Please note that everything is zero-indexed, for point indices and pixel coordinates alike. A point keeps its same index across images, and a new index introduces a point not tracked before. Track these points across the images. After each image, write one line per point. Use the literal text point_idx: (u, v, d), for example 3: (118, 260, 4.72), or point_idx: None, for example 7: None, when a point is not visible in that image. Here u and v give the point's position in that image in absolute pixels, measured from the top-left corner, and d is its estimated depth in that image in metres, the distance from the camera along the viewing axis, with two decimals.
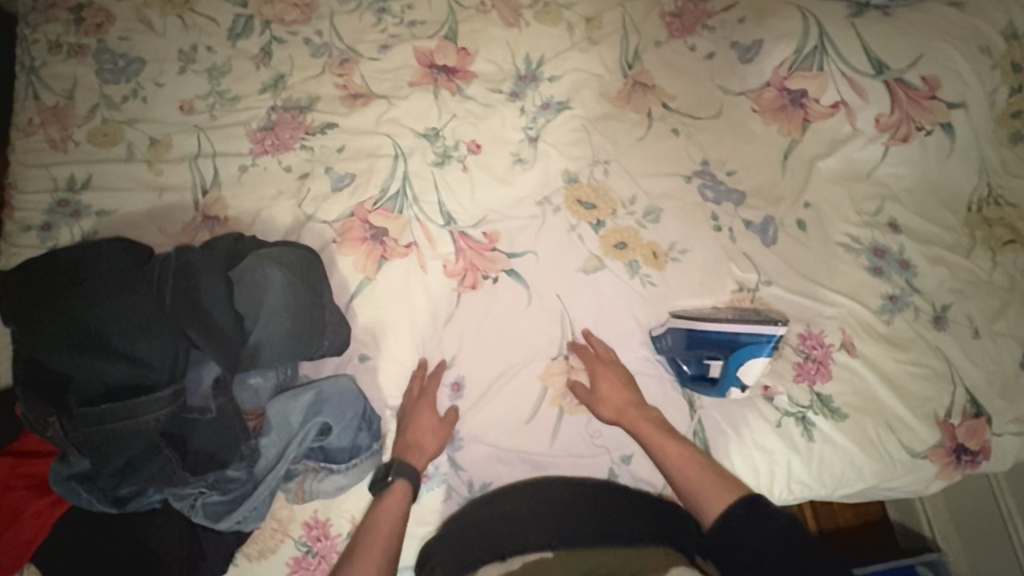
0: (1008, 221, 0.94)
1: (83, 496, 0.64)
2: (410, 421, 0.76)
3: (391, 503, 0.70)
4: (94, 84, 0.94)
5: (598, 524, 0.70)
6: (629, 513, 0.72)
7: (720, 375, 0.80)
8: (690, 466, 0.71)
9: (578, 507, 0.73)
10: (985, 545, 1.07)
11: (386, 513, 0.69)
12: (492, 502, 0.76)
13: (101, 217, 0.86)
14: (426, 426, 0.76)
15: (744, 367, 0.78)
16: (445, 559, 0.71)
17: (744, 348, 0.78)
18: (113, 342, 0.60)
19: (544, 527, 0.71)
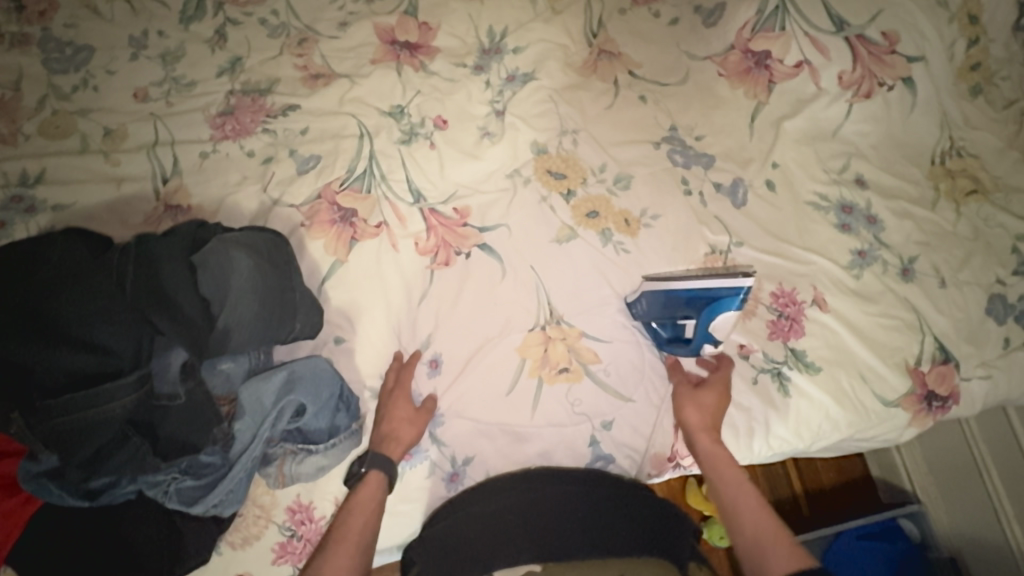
0: (970, 172, 0.95)
1: (54, 491, 0.62)
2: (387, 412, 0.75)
3: (367, 492, 0.69)
4: (42, 74, 0.91)
5: (589, 531, 0.67)
6: (623, 522, 0.69)
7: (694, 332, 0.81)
8: (758, 518, 0.65)
9: (573, 516, 0.70)
10: (962, 491, 1.10)
11: (362, 504, 0.68)
12: (477, 504, 0.73)
13: (57, 211, 0.82)
14: (403, 412, 0.75)
15: (715, 324, 0.80)
16: (426, 562, 0.67)
17: (715, 304, 0.79)
18: (71, 330, 0.58)
19: (532, 536, 0.67)
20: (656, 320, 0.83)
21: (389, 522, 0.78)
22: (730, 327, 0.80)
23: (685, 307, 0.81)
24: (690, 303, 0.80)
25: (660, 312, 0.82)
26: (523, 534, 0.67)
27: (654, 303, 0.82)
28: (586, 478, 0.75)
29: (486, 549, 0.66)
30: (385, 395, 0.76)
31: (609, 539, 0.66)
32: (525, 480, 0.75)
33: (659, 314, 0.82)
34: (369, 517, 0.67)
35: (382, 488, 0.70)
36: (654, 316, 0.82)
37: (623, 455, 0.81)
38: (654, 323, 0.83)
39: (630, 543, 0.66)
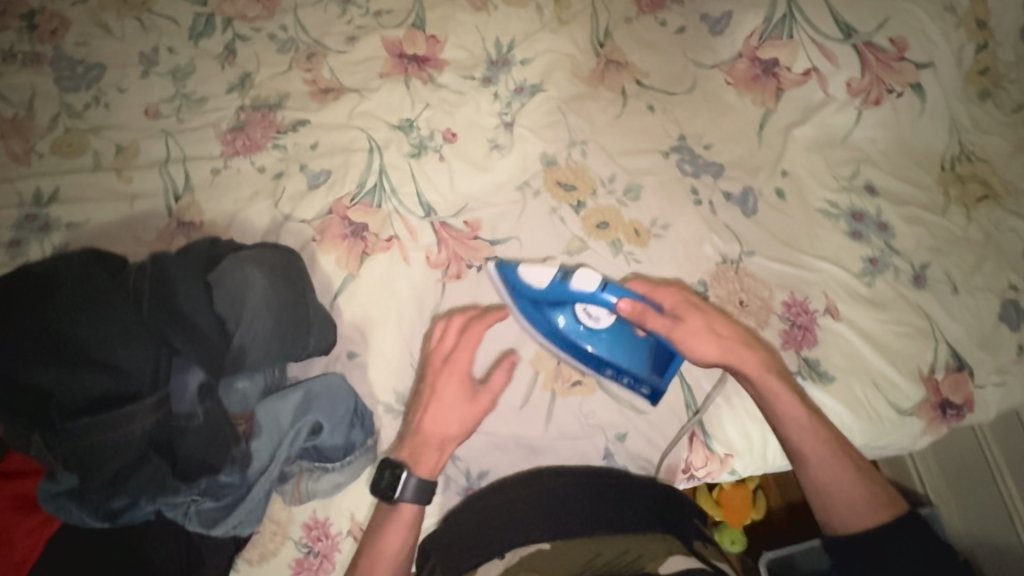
0: (980, 176, 0.95)
1: (74, 513, 0.62)
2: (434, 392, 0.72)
3: (393, 528, 0.69)
4: (54, 93, 0.92)
5: (594, 510, 0.69)
6: (624, 504, 0.70)
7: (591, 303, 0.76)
8: (836, 473, 0.72)
9: (572, 497, 0.71)
10: (976, 495, 1.10)
11: (389, 549, 0.68)
12: (495, 496, 0.73)
13: (72, 230, 0.83)
14: (449, 403, 0.72)
15: (537, 284, 0.78)
16: (445, 560, 0.68)
17: (518, 292, 0.80)
18: (91, 353, 0.59)
19: (542, 520, 0.68)
20: (644, 360, 0.79)
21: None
22: (541, 269, 0.79)
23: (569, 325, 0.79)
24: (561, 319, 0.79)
25: (604, 352, 0.79)
26: (535, 515, 0.69)
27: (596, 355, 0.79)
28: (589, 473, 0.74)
29: (501, 530, 0.68)
30: (439, 373, 0.73)
31: (609, 519, 0.68)
32: (533, 476, 0.75)
33: (618, 361, 0.79)
34: (394, 559, 0.68)
35: (409, 528, 0.69)
36: (637, 372, 0.79)
37: (638, 467, 0.81)
38: (650, 357, 0.79)
39: (633, 519, 0.69)
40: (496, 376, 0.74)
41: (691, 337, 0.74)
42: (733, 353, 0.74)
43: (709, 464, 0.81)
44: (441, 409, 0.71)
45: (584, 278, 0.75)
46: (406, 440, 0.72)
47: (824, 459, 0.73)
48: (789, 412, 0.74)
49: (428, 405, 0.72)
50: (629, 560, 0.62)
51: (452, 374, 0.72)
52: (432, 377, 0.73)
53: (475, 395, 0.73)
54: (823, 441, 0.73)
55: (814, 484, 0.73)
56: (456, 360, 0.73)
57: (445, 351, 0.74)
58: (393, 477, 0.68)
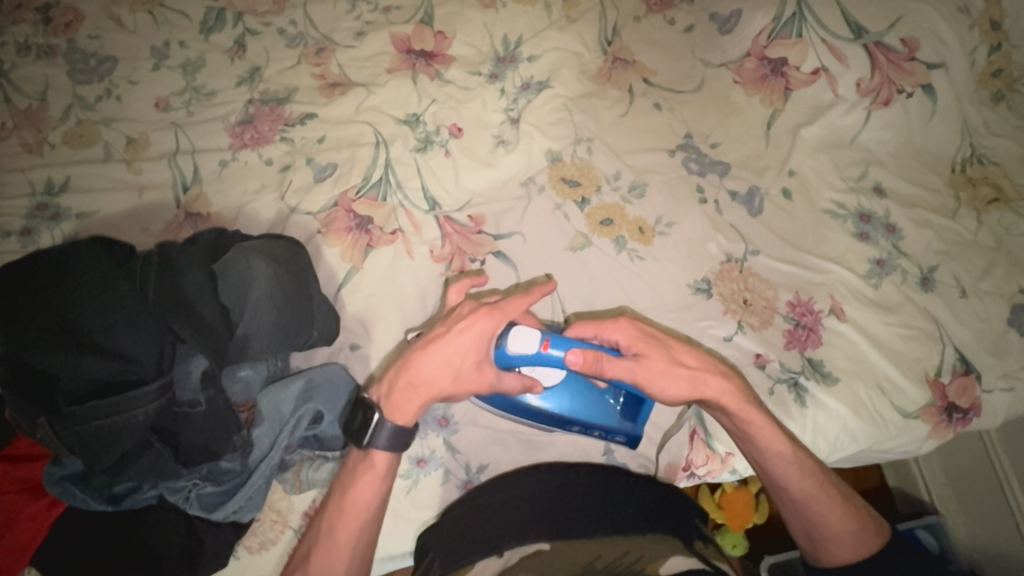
0: (992, 179, 0.94)
1: (78, 496, 0.63)
2: (453, 334, 0.66)
3: (366, 479, 0.65)
4: (66, 85, 0.93)
5: (596, 513, 0.67)
6: (630, 504, 0.69)
7: (537, 364, 0.69)
8: (832, 513, 0.71)
9: (576, 501, 0.70)
10: (981, 504, 1.09)
11: (358, 501, 0.65)
12: (491, 491, 0.74)
13: (82, 219, 0.84)
14: (457, 348, 0.65)
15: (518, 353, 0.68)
16: (442, 551, 0.68)
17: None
18: (97, 339, 0.60)
19: (540, 520, 0.67)
20: (612, 409, 0.78)
21: (403, 529, 0.77)
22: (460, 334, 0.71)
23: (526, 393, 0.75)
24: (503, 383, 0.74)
25: (564, 410, 0.77)
26: (530, 513, 0.68)
27: (563, 414, 0.77)
28: (592, 470, 0.76)
29: (499, 528, 0.67)
30: (467, 322, 0.66)
31: (615, 521, 0.66)
32: (532, 474, 0.75)
33: (583, 418, 0.77)
34: (363, 514, 0.65)
35: (382, 484, 0.66)
36: (608, 424, 0.78)
37: (638, 465, 0.81)
38: (619, 405, 0.78)
39: (639, 521, 0.66)
40: (510, 379, 0.70)
41: (655, 373, 0.69)
42: (707, 389, 0.70)
43: (709, 463, 0.81)
44: (447, 360, 0.65)
45: (520, 339, 0.68)
46: (396, 371, 0.66)
47: (812, 498, 0.71)
48: (777, 452, 0.71)
49: (436, 349, 0.65)
50: (629, 563, 0.59)
51: (480, 331, 0.66)
52: (453, 320, 0.67)
53: (483, 367, 0.67)
54: (809, 479, 0.71)
55: (799, 520, 0.72)
56: (488, 319, 0.67)
57: (479, 303, 0.69)
58: (364, 421, 0.65)
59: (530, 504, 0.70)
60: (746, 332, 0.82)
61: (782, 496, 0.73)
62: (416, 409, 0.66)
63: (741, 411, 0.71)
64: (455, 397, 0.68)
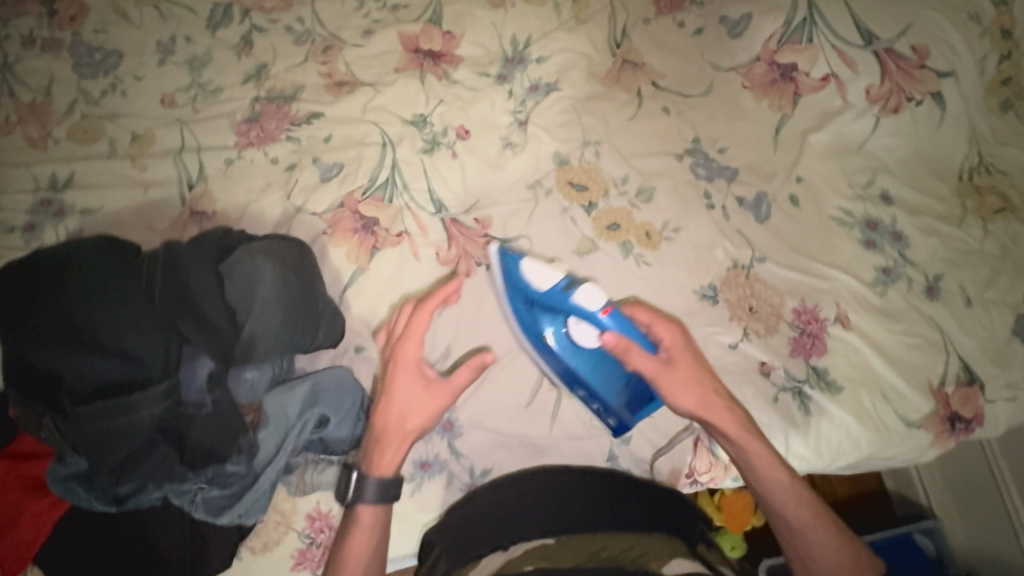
0: (999, 188, 0.94)
1: (83, 495, 0.63)
2: (391, 381, 0.71)
3: (365, 511, 0.68)
4: (71, 79, 0.92)
5: (600, 511, 0.68)
6: (635, 504, 0.70)
7: (583, 319, 0.74)
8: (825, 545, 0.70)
9: (582, 501, 0.70)
10: (979, 509, 1.09)
11: (353, 548, 0.68)
12: (496, 491, 0.74)
13: (87, 216, 0.84)
14: (402, 391, 0.70)
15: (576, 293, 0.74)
16: (445, 548, 0.69)
17: (518, 284, 0.76)
18: (103, 340, 0.59)
19: (542, 520, 0.67)
20: (618, 398, 0.77)
21: (404, 532, 0.78)
22: (543, 267, 0.75)
23: (547, 323, 0.76)
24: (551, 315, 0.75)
25: (577, 365, 0.76)
26: (536, 516, 0.68)
27: (573, 372, 0.77)
28: (599, 471, 0.75)
29: (496, 533, 0.67)
30: (393, 368, 0.71)
31: (619, 517, 0.67)
32: (538, 473, 0.75)
33: (592, 381, 0.77)
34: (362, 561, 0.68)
35: (379, 521, 0.69)
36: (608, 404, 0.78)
37: (641, 470, 0.81)
38: (627, 397, 0.77)
39: (641, 519, 0.67)
40: (460, 372, 0.72)
41: (676, 381, 0.72)
42: (715, 416, 0.72)
43: (712, 470, 0.82)
44: (399, 402, 0.70)
45: (589, 295, 0.73)
46: (369, 429, 0.71)
47: (806, 526, 0.70)
48: (772, 479, 0.72)
49: (387, 398, 0.70)
50: (633, 556, 0.59)
51: (408, 365, 0.71)
52: (387, 369, 0.72)
53: (430, 383, 0.71)
54: (805, 507, 0.71)
55: (794, 549, 0.71)
56: (411, 349, 0.72)
57: (400, 338, 0.73)
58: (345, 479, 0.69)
59: (536, 506, 0.70)
60: (751, 339, 0.82)
61: (778, 523, 0.72)
62: (395, 456, 0.70)
63: (737, 439, 0.72)
64: (429, 425, 0.71)
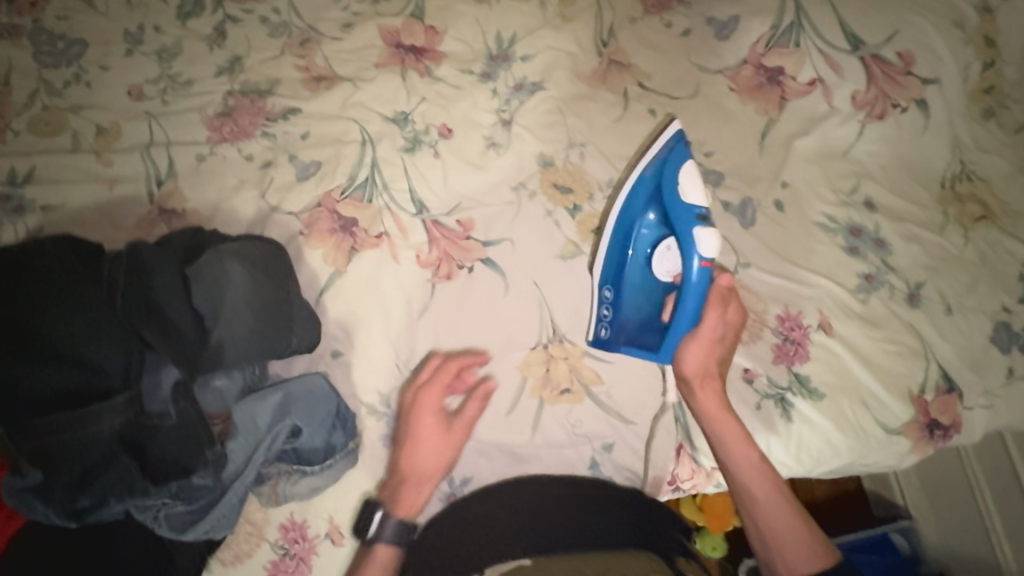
0: (979, 196, 0.95)
1: (37, 509, 0.58)
2: (413, 428, 0.73)
3: (382, 550, 0.69)
4: (31, 69, 0.88)
5: (577, 532, 0.70)
6: (612, 522, 0.71)
7: (682, 247, 0.73)
8: (783, 520, 0.71)
9: (559, 520, 0.72)
10: (952, 510, 1.11)
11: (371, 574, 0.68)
12: (480, 504, 0.73)
13: (48, 213, 0.79)
14: (426, 438, 0.73)
15: (688, 216, 0.74)
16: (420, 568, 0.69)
17: (665, 174, 0.76)
18: (62, 348, 0.57)
19: (521, 538, 0.69)
20: (628, 318, 0.80)
21: None
22: (696, 182, 0.74)
23: (645, 218, 0.78)
24: (657, 216, 0.77)
25: (637, 270, 0.79)
26: (512, 535, 0.70)
27: (621, 269, 0.79)
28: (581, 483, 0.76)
29: (473, 558, 0.67)
30: (413, 413, 0.73)
31: (593, 538, 0.69)
32: (522, 489, 0.75)
33: (632, 287, 0.79)
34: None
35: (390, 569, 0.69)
36: (622, 314, 0.79)
37: (623, 477, 0.80)
38: (636, 323, 0.80)
39: (614, 539, 0.69)
40: (470, 406, 0.74)
41: (709, 341, 0.75)
42: (702, 390, 0.75)
43: (695, 477, 0.81)
44: (422, 445, 0.72)
45: (708, 240, 0.71)
46: (396, 470, 0.73)
47: (767, 498, 0.72)
48: (740, 453, 0.74)
49: (415, 444, 0.72)
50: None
51: (427, 410, 0.73)
52: (411, 415, 0.74)
53: (449, 426, 0.74)
54: (769, 482, 0.73)
55: (755, 522, 0.72)
56: (433, 398, 0.74)
57: (417, 387, 0.75)
58: (367, 519, 0.69)
59: (514, 525, 0.71)
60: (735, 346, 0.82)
61: (743, 499, 0.73)
62: (418, 500, 0.72)
63: (716, 416, 0.75)
64: (445, 467, 0.74)
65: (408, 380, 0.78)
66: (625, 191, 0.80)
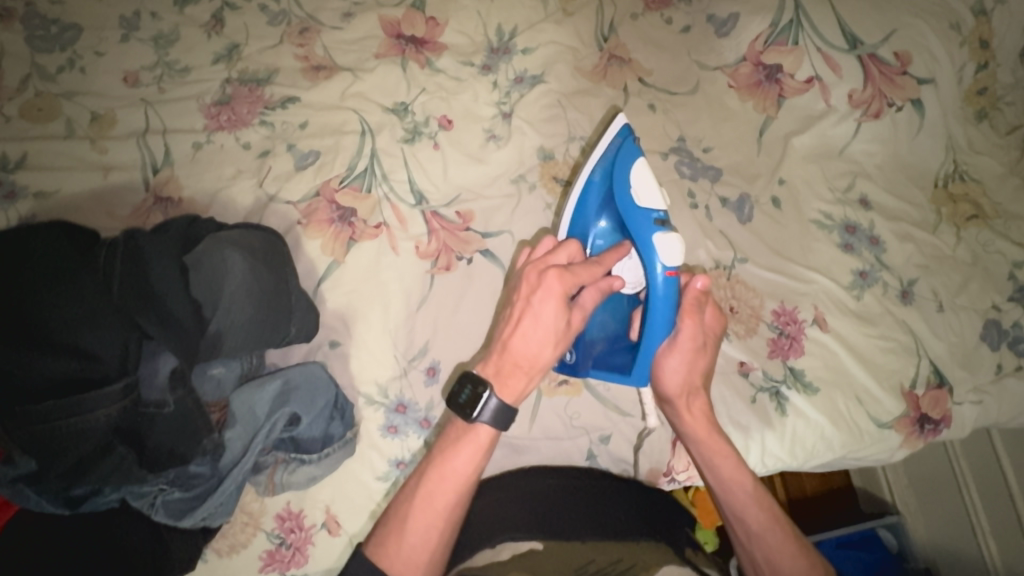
0: (971, 196, 0.96)
1: (32, 497, 0.59)
2: (534, 307, 0.60)
3: (484, 429, 0.60)
4: (24, 53, 0.86)
5: (590, 518, 0.68)
6: (621, 509, 0.70)
7: (641, 253, 0.68)
8: (781, 550, 0.66)
9: (571, 504, 0.70)
10: (940, 506, 1.13)
11: (455, 470, 0.60)
12: (491, 491, 0.73)
13: (40, 200, 0.78)
14: (544, 319, 0.59)
15: (640, 217, 0.69)
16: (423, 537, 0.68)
17: (616, 176, 0.71)
18: (54, 334, 0.54)
19: (533, 518, 0.67)
20: (594, 340, 0.75)
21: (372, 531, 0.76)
22: (650, 182, 0.69)
23: (598, 224, 0.74)
24: (611, 223, 0.73)
25: None
26: (522, 515, 0.67)
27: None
28: (581, 474, 0.75)
29: (484, 532, 0.66)
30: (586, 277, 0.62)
31: (608, 523, 0.67)
32: (522, 478, 0.74)
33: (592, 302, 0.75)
34: (463, 482, 0.60)
35: (484, 453, 0.61)
36: (588, 338, 0.74)
37: (620, 469, 0.81)
38: (603, 345, 0.75)
39: (627, 524, 0.68)
40: (546, 305, 0.59)
41: (689, 352, 0.70)
42: (686, 409, 0.72)
43: (690, 468, 0.82)
44: (541, 324, 0.59)
45: (668, 246, 0.66)
46: (498, 349, 0.61)
47: (765, 530, 0.67)
48: (735, 479, 0.70)
49: (522, 322, 0.60)
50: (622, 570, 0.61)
51: (551, 289, 0.59)
52: (527, 289, 0.61)
53: (570, 315, 0.61)
54: (766, 512, 0.68)
55: (750, 552, 0.68)
56: (557, 276, 0.60)
57: (544, 265, 0.62)
58: (473, 396, 0.59)
59: (522, 507, 0.69)
60: (731, 339, 0.82)
61: (736, 527, 0.69)
62: (523, 388, 0.61)
63: (705, 439, 0.71)
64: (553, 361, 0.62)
65: (406, 372, 0.78)
66: (574, 198, 0.75)
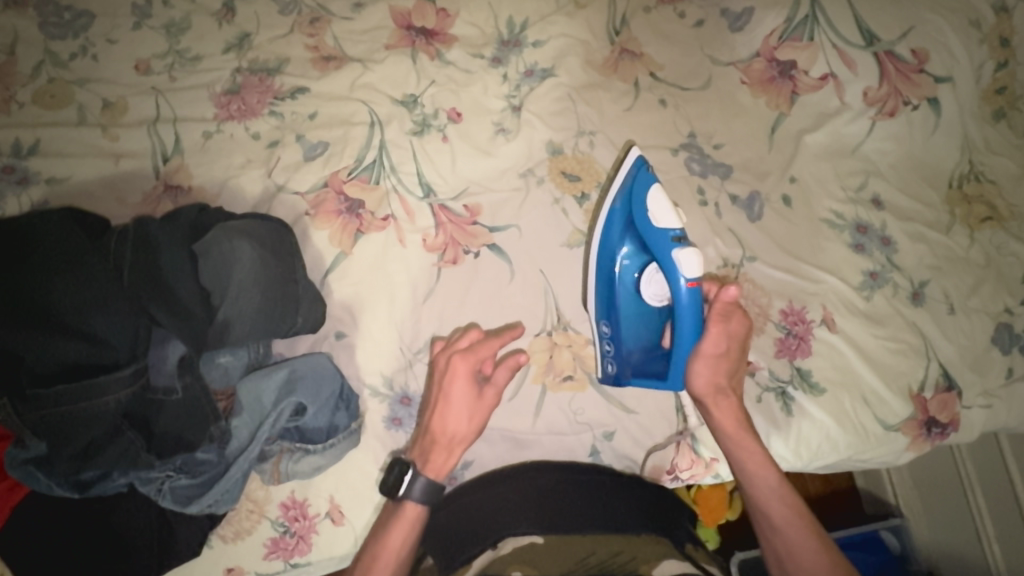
0: (987, 197, 0.95)
1: (42, 480, 0.60)
2: (446, 390, 0.68)
3: (411, 506, 0.66)
4: (37, 39, 0.87)
5: (591, 513, 0.68)
6: (623, 504, 0.70)
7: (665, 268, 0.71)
8: (805, 547, 0.67)
9: (572, 500, 0.70)
10: (944, 509, 1.12)
11: (390, 547, 0.65)
12: (492, 486, 0.73)
13: (52, 186, 0.79)
14: (455, 400, 0.67)
15: (656, 234, 0.72)
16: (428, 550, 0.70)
17: (633, 203, 0.74)
18: (66, 320, 0.55)
19: (535, 513, 0.67)
20: (632, 352, 0.78)
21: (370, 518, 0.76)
22: (666, 205, 0.73)
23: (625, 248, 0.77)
24: (635, 244, 0.77)
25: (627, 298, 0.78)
26: (523, 509, 0.68)
27: (615, 305, 0.78)
28: (585, 471, 0.75)
29: (485, 530, 0.66)
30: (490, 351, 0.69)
31: (612, 516, 0.68)
32: (520, 472, 0.75)
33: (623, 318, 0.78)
34: (398, 557, 0.65)
35: (413, 532, 0.66)
36: (624, 350, 0.78)
37: (623, 466, 0.81)
38: (640, 355, 0.78)
39: (630, 519, 0.67)
40: (457, 386, 0.68)
41: (712, 357, 0.71)
42: (715, 407, 0.71)
43: (694, 467, 0.82)
44: (455, 405, 0.67)
45: (688, 260, 0.69)
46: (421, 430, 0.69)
47: (788, 525, 0.68)
48: (761, 476, 0.70)
49: (439, 406, 0.68)
50: (622, 562, 0.61)
51: (458, 372, 0.68)
52: (439, 377, 0.69)
53: (481, 390, 0.69)
54: (790, 508, 0.69)
55: (773, 545, 0.69)
56: (460, 360, 0.68)
57: (452, 350, 0.70)
58: (398, 477, 0.66)
59: (524, 503, 0.69)
60: None
61: (760, 521, 0.70)
62: (448, 463, 0.67)
63: (734, 433, 0.71)
64: (475, 433, 0.69)
65: (412, 364, 0.78)
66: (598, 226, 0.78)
